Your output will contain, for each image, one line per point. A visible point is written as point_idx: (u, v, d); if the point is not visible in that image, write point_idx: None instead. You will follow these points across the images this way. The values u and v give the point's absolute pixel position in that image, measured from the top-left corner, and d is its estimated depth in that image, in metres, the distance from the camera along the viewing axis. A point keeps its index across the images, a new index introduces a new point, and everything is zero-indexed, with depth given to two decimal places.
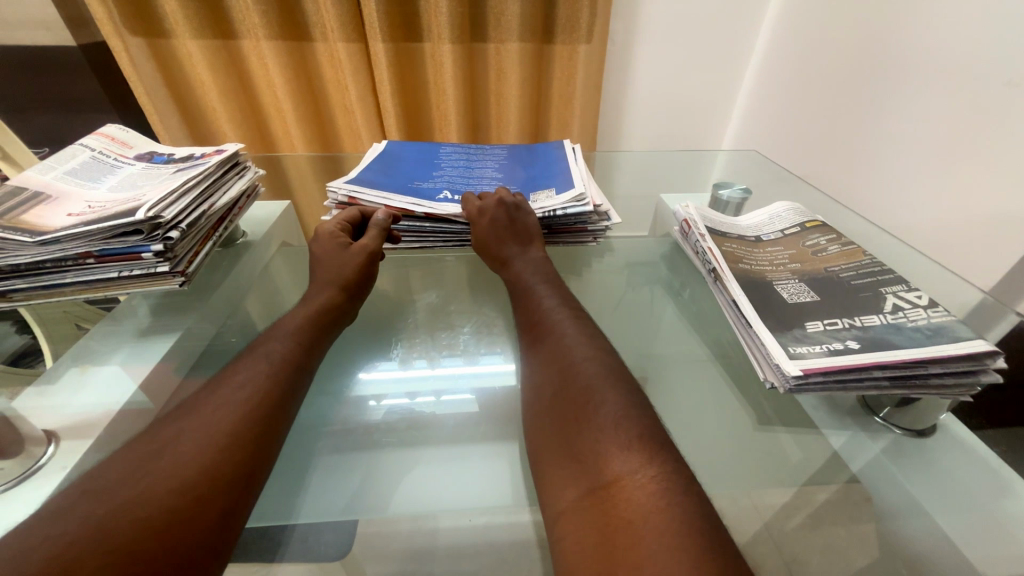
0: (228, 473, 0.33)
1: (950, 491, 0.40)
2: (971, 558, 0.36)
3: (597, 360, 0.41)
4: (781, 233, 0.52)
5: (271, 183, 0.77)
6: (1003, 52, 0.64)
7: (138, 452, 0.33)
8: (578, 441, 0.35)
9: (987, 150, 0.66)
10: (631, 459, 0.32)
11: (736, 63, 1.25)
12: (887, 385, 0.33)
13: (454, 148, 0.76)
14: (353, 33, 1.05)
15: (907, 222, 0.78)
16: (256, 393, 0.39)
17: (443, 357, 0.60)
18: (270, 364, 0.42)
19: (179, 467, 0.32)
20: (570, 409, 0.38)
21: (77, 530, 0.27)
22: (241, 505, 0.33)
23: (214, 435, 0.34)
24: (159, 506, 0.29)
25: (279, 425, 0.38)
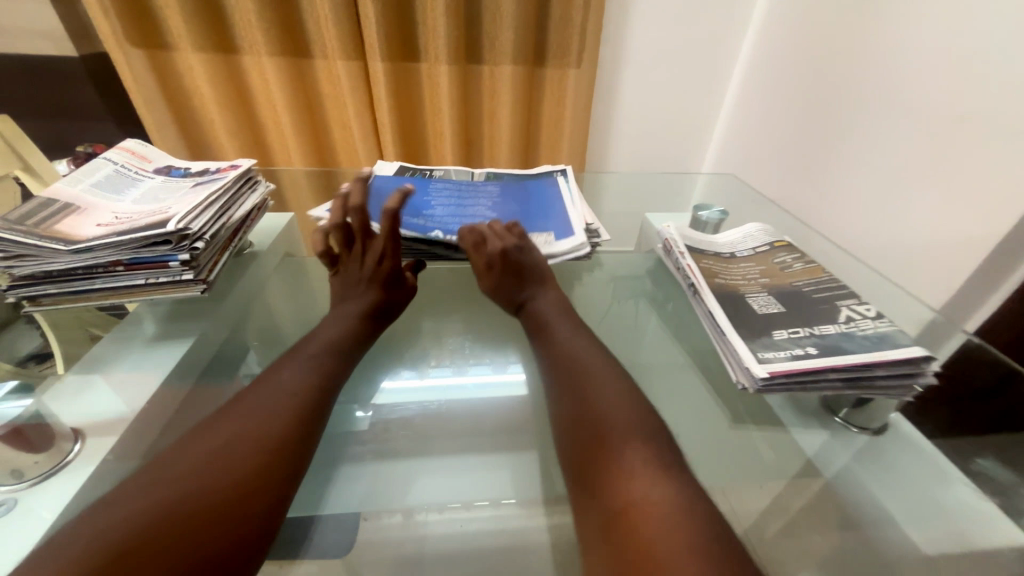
0: (271, 475, 0.36)
1: None
2: None
3: (612, 391, 0.44)
4: (753, 251, 0.57)
5: (274, 196, 0.80)
6: (945, 92, 0.72)
7: (196, 448, 0.36)
8: (591, 466, 0.39)
9: (935, 179, 0.73)
10: (642, 487, 0.35)
11: (714, 91, 1.33)
12: (841, 386, 0.37)
13: (448, 175, 0.78)
14: (353, 52, 1.10)
15: (869, 242, 0.85)
16: (294, 398, 0.42)
17: (431, 368, 0.65)
18: (311, 373, 0.45)
19: (227, 466, 0.35)
20: (586, 437, 0.41)
21: (144, 518, 0.31)
22: (280, 501, 0.36)
23: (257, 436, 0.37)
24: (214, 500, 0.33)
25: (314, 428, 0.41)
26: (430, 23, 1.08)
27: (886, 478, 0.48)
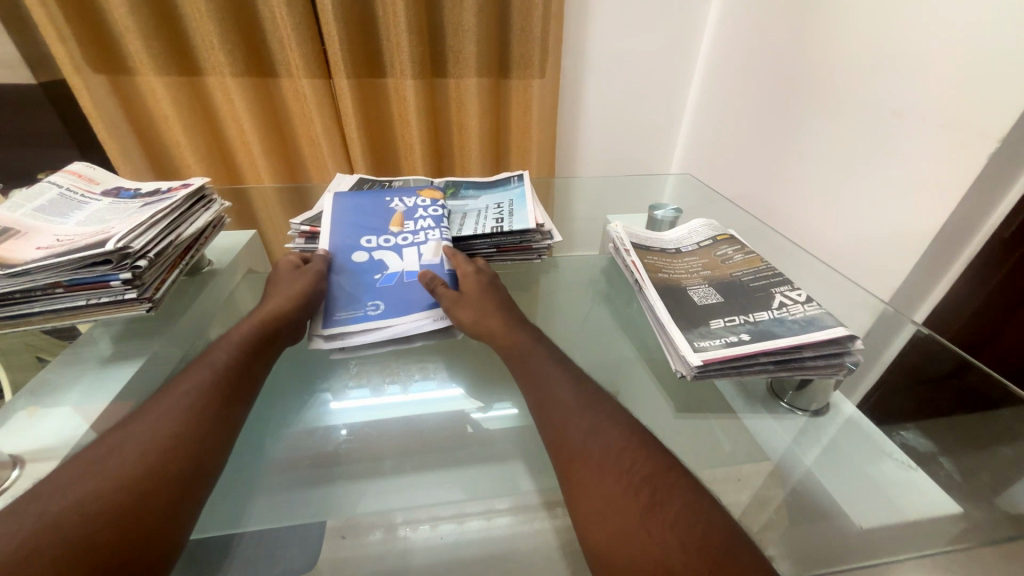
0: (171, 472, 0.37)
1: (841, 472, 0.49)
2: (851, 514, 0.44)
3: (597, 413, 0.42)
4: (697, 244, 0.60)
5: (235, 214, 0.80)
6: (884, 88, 0.75)
7: (84, 459, 0.36)
8: (594, 492, 0.36)
9: (876, 170, 0.77)
10: (661, 516, 0.33)
11: (677, 96, 1.37)
12: (774, 368, 0.41)
13: (408, 199, 0.73)
14: (317, 70, 1.11)
15: (823, 235, 0.88)
16: (200, 398, 0.43)
17: (415, 381, 0.64)
18: (213, 373, 0.46)
19: (127, 465, 0.36)
20: (580, 467, 0.38)
21: (33, 525, 0.31)
22: (189, 496, 0.37)
23: (162, 436, 0.39)
24: (112, 500, 0.33)
25: (226, 426, 0.43)
26: (393, 37, 1.10)
27: (828, 456, 0.51)
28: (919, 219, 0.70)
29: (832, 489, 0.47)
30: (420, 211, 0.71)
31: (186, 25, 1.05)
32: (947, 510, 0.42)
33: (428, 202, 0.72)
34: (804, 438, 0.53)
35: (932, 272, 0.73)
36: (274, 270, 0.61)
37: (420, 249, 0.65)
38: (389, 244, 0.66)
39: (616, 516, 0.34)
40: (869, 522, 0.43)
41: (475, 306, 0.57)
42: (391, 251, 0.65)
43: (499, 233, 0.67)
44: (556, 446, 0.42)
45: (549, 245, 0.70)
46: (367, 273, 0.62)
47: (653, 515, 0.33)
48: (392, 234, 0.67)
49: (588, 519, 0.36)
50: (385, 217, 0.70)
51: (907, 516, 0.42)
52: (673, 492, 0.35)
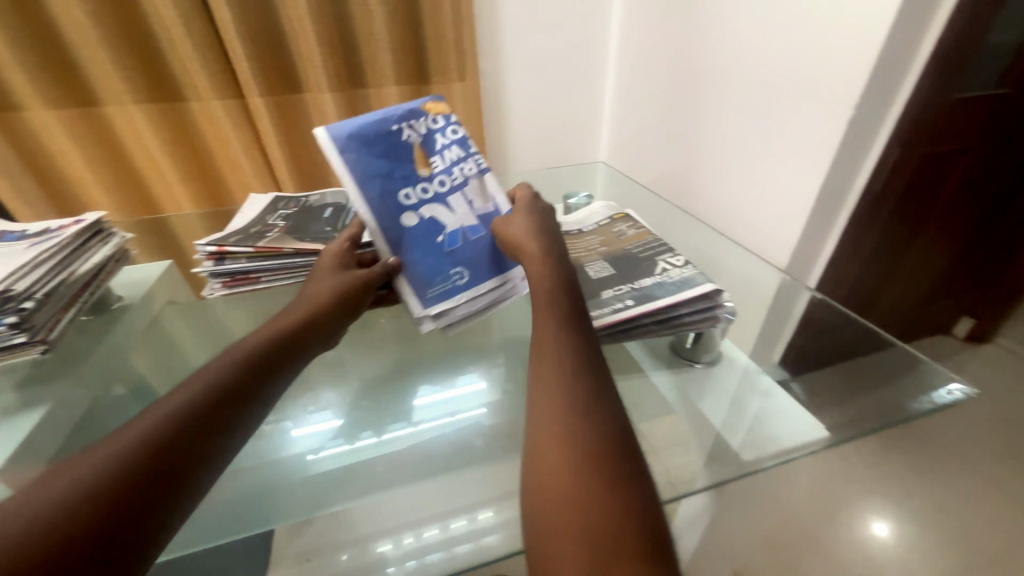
0: (164, 473, 0.30)
1: (733, 414, 0.55)
2: (738, 448, 0.50)
3: (559, 382, 0.39)
4: (597, 225, 0.64)
5: (157, 242, 0.80)
6: (762, 68, 0.83)
7: (94, 449, 0.30)
8: (544, 471, 0.34)
9: (762, 142, 0.85)
10: (604, 494, 0.31)
11: (593, 90, 1.44)
12: (657, 326, 0.46)
13: (416, 119, 0.58)
14: (228, 91, 1.08)
15: (726, 206, 0.96)
16: (219, 387, 0.37)
17: (386, 402, 0.65)
18: (240, 361, 0.40)
19: (122, 458, 0.30)
20: (539, 441, 0.36)
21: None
22: (152, 514, 0.29)
23: (122, 444, 0.30)
24: (94, 500, 0.27)
25: (215, 428, 0.35)
26: (304, 52, 1.09)
27: (721, 401, 0.57)
28: (800, 183, 0.79)
29: (724, 429, 0.53)
30: (436, 135, 0.59)
31: (73, 52, 0.98)
32: (815, 435, 0.49)
33: (440, 121, 0.60)
34: (699, 386, 0.59)
35: (816, 233, 0.82)
36: (315, 263, 0.56)
37: (463, 194, 0.60)
38: (430, 195, 0.58)
39: (563, 495, 0.32)
40: (754, 453, 0.48)
41: (523, 218, 0.56)
42: (438, 202, 0.58)
43: None
44: (528, 412, 0.39)
45: None
46: (433, 240, 0.58)
47: (594, 494, 0.31)
48: (425, 180, 0.58)
49: (535, 502, 0.33)
50: (400, 150, 0.57)
51: (783, 445, 0.49)
52: (621, 470, 0.33)
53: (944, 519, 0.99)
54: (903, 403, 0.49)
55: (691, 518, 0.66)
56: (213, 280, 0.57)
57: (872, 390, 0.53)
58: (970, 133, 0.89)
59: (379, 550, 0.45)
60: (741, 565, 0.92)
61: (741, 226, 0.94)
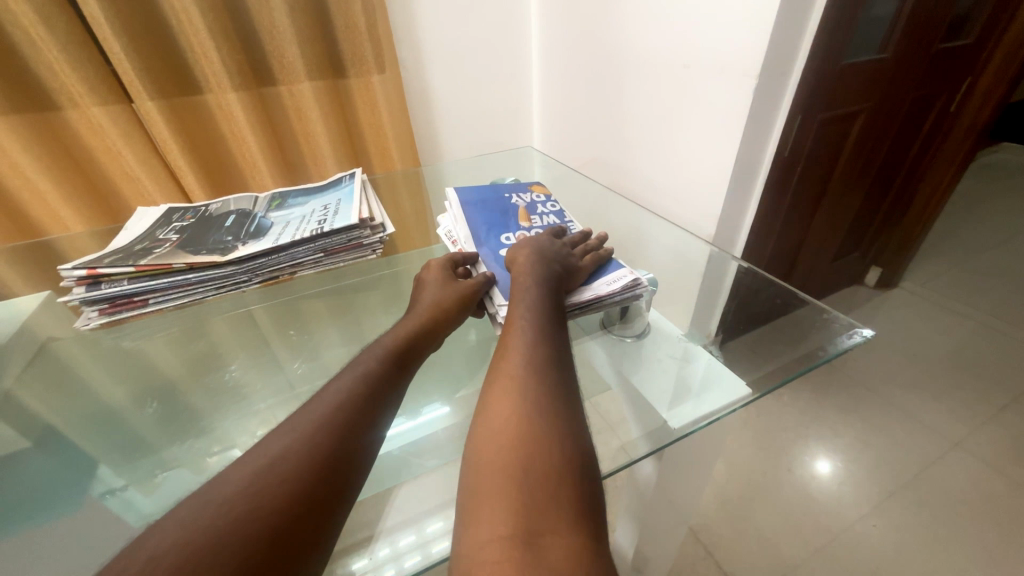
0: (310, 501, 0.31)
1: (664, 381, 0.57)
2: (667, 415, 0.52)
3: (519, 356, 0.40)
4: (520, 199, 0.70)
5: (42, 266, 0.74)
6: (673, 42, 0.85)
7: (249, 468, 0.33)
8: (487, 434, 0.35)
9: (678, 118, 0.88)
10: (534, 445, 0.33)
11: (522, 75, 1.43)
12: (582, 312, 0.53)
13: (524, 195, 0.71)
14: (110, 95, 0.96)
15: (653, 183, 0.99)
16: (346, 409, 0.38)
17: None
18: (371, 379, 0.42)
19: (275, 482, 0.31)
20: (488, 407, 0.38)
21: (179, 547, 0.28)
22: (301, 545, 0.29)
23: (267, 467, 0.32)
24: (251, 527, 0.29)
25: (337, 478, 0.33)
26: (197, 49, 0.98)
27: (655, 371, 0.59)
28: (717, 153, 0.81)
29: (651, 397, 0.55)
30: (541, 207, 0.69)
31: None
32: (738, 394, 0.51)
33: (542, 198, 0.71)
34: (631, 361, 0.61)
35: (738, 203, 0.86)
36: (425, 275, 0.57)
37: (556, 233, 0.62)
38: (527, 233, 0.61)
39: (501, 451, 0.33)
40: (683, 418, 0.50)
41: (524, 241, 0.58)
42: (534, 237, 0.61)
43: (317, 234, 0.55)
44: (490, 387, 0.40)
45: (384, 239, 0.60)
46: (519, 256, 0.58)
47: (529, 451, 0.33)
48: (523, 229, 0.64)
49: (470, 472, 0.34)
50: (511, 213, 0.66)
51: (707, 406, 0.51)
52: (556, 422, 0.35)
53: (874, 451, 1.09)
54: (815, 351, 0.52)
55: (641, 486, 0.67)
56: (89, 308, 0.50)
57: (789, 344, 0.56)
58: (860, 96, 0.96)
59: (357, 566, 0.39)
60: (698, 521, 0.96)
61: (667, 199, 0.96)
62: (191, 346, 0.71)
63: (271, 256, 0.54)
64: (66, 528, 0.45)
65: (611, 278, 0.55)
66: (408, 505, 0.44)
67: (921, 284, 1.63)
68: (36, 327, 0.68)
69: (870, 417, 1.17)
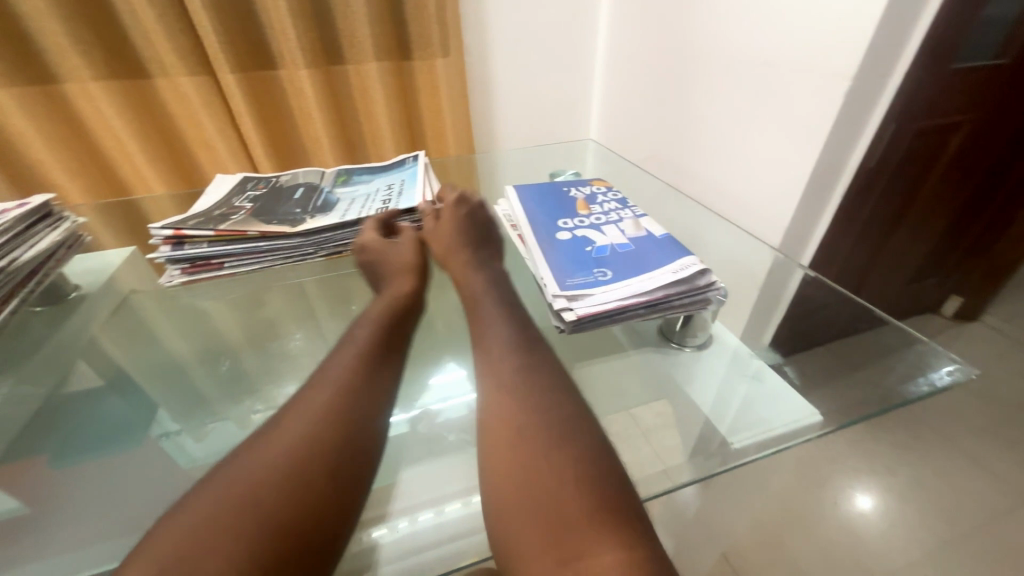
0: (321, 492, 0.33)
1: (728, 400, 0.55)
2: (729, 434, 0.49)
3: (513, 370, 0.40)
4: (580, 192, 0.68)
5: (125, 224, 0.79)
6: (757, 37, 0.80)
7: (248, 469, 0.34)
8: (500, 452, 0.36)
9: (753, 118, 0.83)
10: (548, 460, 0.33)
11: (584, 66, 1.39)
12: (647, 310, 0.44)
13: (584, 188, 0.69)
14: (195, 66, 1.02)
15: (717, 186, 0.94)
16: (341, 400, 0.39)
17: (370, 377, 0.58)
18: (356, 369, 0.42)
19: (279, 481, 0.33)
20: (489, 425, 0.38)
21: (194, 549, 0.29)
22: (320, 535, 0.32)
23: (270, 467, 0.33)
24: (264, 526, 0.30)
25: (327, 467, 0.34)
26: (276, 25, 1.02)
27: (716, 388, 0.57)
28: (795, 159, 0.76)
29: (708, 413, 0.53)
30: (601, 198, 0.67)
31: (25, 24, 0.91)
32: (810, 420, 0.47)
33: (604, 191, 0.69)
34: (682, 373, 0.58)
35: (811, 210, 0.80)
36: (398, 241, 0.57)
37: (618, 226, 0.57)
38: (587, 224, 0.57)
39: (518, 465, 0.34)
40: (747, 438, 0.47)
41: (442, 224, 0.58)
42: (593, 229, 0.56)
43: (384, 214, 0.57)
44: (482, 404, 0.40)
45: None
46: (574, 247, 0.52)
47: (546, 466, 0.33)
48: (583, 217, 0.60)
49: (494, 491, 0.34)
50: (569, 203, 0.64)
51: (778, 429, 0.48)
52: (568, 432, 0.35)
53: (936, 497, 1.00)
54: (898, 387, 0.47)
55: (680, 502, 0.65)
56: (173, 266, 0.54)
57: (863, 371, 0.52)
58: (964, 106, 0.86)
59: (374, 535, 0.39)
60: (730, 545, 0.92)
61: (732, 204, 0.91)
62: (252, 311, 0.75)
63: (338, 232, 0.56)
64: (135, 471, 0.48)
65: (678, 267, 0.46)
66: (449, 490, 0.44)
67: (1006, 319, 1.47)
68: (120, 281, 0.74)
69: (934, 459, 1.08)
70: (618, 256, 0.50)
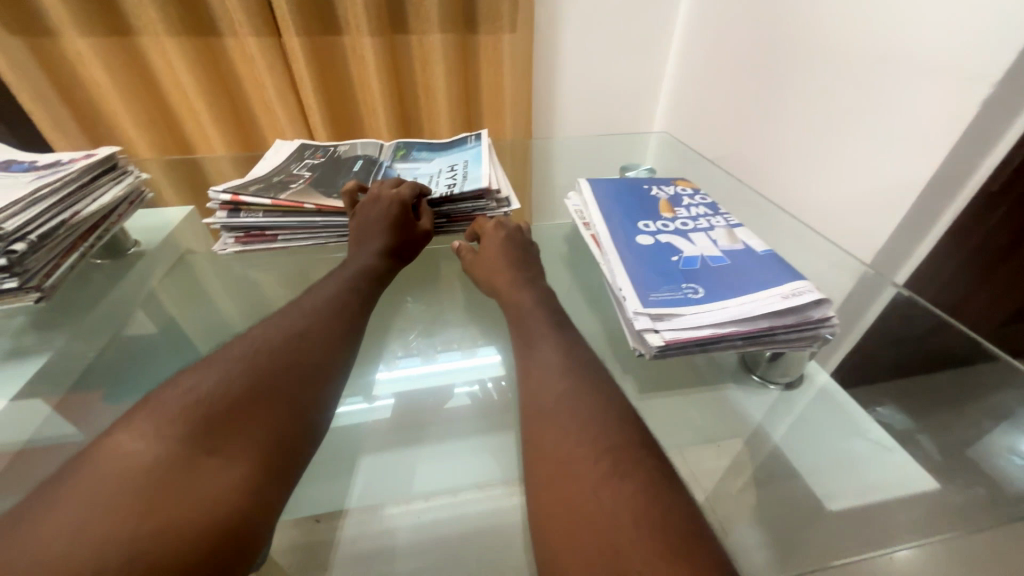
0: (284, 432, 0.35)
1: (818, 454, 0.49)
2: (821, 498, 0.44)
3: (570, 381, 0.36)
4: (662, 191, 0.62)
5: (185, 184, 0.80)
6: (878, 29, 0.69)
7: (209, 394, 0.34)
8: (545, 463, 0.31)
9: (859, 124, 0.73)
10: (609, 480, 0.28)
11: (659, 52, 1.29)
12: (742, 342, 0.39)
13: (666, 188, 0.63)
14: (263, 27, 1.01)
15: (803, 196, 0.85)
16: (312, 349, 0.40)
17: (399, 358, 0.61)
18: (331, 321, 0.43)
19: (241, 415, 0.34)
20: (536, 433, 0.34)
21: (150, 463, 0.29)
22: (279, 470, 0.33)
23: (234, 398, 0.34)
24: (228, 453, 0.31)
25: (316, 392, 0.38)
26: None
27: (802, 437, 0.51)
28: (907, 175, 0.66)
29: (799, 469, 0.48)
30: (685, 199, 0.60)
31: None
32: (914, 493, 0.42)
33: (689, 193, 0.62)
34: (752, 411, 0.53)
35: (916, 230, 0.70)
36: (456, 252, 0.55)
37: (708, 235, 0.51)
38: (671, 229, 0.52)
39: (567, 480, 0.29)
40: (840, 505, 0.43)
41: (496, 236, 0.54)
42: (678, 236, 0.50)
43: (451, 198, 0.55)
44: (529, 413, 0.36)
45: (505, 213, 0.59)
46: (660, 256, 0.47)
47: (604, 486, 0.28)
48: (666, 221, 0.54)
49: (536, 505, 0.30)
50: (650, 203, 0.58)
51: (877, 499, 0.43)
52: (634, 454, 0.30)
53: None
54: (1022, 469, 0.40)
55: None
56: (227, 234, 0.53)
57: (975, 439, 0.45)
58: None
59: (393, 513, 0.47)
60: None
61: (819, 219, 0.82)
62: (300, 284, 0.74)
63: None
64: None
65: (784, 292, 0.40)
66: None
67: None
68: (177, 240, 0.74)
69: None
70: (710, 272, 0.44)
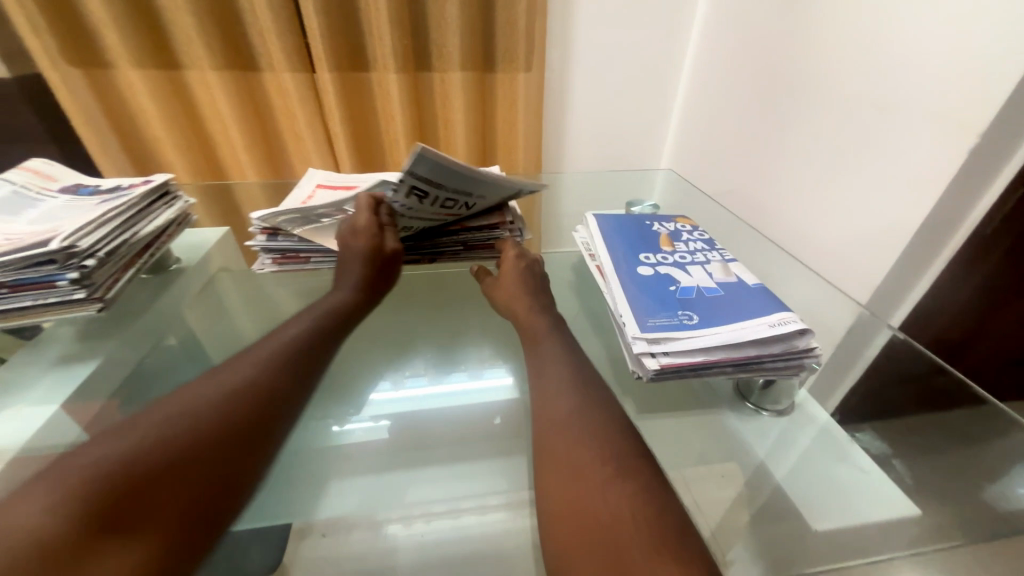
0: (242, 456, 0.38)
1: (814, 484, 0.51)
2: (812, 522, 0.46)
3: (583, 400, 0.38)
4: (663, 226, 0.66)
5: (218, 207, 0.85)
6: (871, 80, 0.74)
7: (183, 411, 0.37)
8: (556, 477, 0.33)
9: (854, 166, 0.77)
10: (616, 492, 0.31)
11: (666, 92, 1.36)
12: (734, 368, 0.42)
13: (667, 223, 0.67)
14: (299, 64, 1.09)
15: (802, 233, 0.88)
16: (281, 380, 0.44)
17: (407, 378, 0.64)
18: (301, 356, 0.47)
19: (211, 432, 0.37)
20: (547, 446, 0.36)
21: (120, 466, 0.32)
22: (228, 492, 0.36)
23: (204, 416, 0.37)
24: (191, 467, 0.34)
25: (276, 421, 0.41)
26: (374, 32, 1.08)
27: (796, 467, 0.53)
28: (901, 215, 0.70)
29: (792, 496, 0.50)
30: (684, 234, 0.64)
31: (163, 18, 1.02)
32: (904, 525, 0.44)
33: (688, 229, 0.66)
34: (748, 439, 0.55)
35: (913, 267, 0.72)
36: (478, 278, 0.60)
37: (704, 268, 0.55)
38: (670, 261, 0.55)
39: (575, 489, 0.32)
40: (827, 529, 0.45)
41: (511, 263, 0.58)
42: (676, 267, 0.54)
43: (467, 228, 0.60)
44: (541, 427, 0.38)
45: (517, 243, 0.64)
46: (659, 285, 0.50)
47: (611, 497, 0.30)
48: (666, 253, 0.58)
49: (546, 512, 0.32)
50: (651, 237, 0.62)
51: (866, 525, 0.45)
52: (639, 471, 0.33)
53: None
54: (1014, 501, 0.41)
55: None
56: (265, 255, 0.59)
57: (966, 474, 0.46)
58: None
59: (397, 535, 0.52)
60: None
61: (818, 254, 0.85)
62: None
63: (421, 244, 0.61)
64: None
65: (772, 320, 0.43)
66: None
67: None
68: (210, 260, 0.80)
69: None
70: (705, 302, 0.48)
